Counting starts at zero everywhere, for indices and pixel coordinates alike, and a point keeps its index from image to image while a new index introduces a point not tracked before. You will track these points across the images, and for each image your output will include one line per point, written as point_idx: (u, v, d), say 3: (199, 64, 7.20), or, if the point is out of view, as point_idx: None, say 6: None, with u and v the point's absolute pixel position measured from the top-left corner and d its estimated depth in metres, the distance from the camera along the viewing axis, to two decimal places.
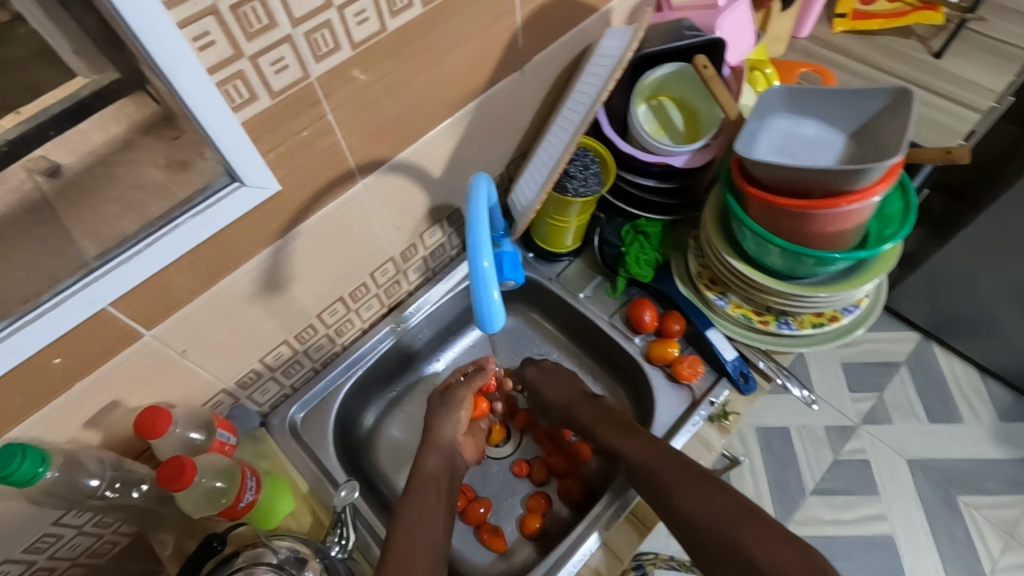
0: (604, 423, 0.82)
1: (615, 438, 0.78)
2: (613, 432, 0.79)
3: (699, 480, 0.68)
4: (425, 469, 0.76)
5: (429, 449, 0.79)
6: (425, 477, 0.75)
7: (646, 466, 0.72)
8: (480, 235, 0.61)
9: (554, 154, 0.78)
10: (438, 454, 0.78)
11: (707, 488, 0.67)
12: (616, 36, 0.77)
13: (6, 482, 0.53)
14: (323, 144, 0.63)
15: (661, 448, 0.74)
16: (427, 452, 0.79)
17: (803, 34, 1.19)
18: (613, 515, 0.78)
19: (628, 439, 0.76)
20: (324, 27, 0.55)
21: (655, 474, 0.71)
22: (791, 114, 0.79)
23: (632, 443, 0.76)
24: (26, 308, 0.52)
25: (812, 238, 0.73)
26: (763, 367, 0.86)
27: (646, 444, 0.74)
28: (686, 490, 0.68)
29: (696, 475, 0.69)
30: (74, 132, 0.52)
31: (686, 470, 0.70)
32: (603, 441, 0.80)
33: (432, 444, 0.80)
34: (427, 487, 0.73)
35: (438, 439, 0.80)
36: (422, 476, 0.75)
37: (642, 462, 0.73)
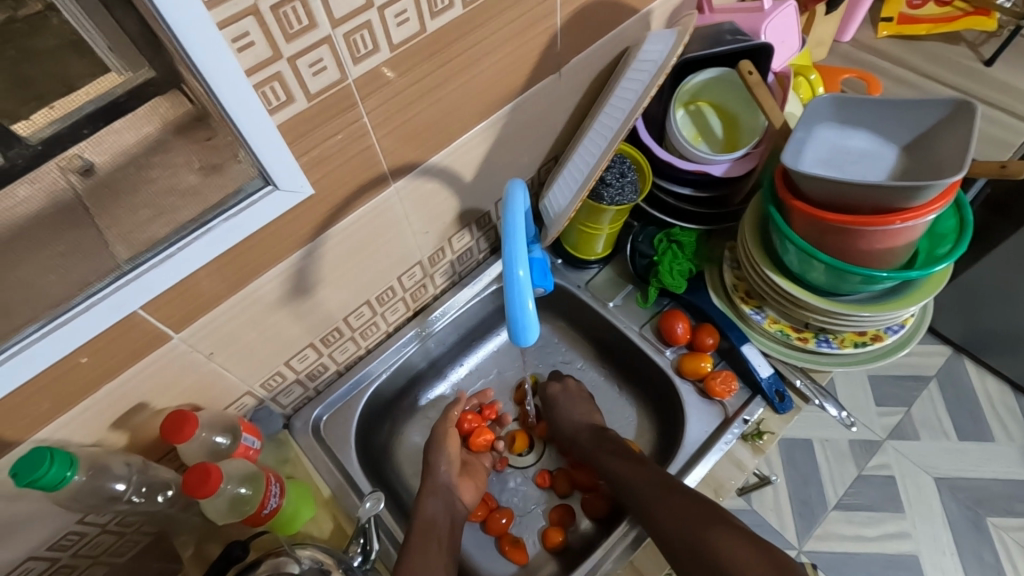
0: (604, 447, 0.82)
1: (607, 458, 0.80)
2: (624, 467, 0.77)
3: (681, 495, 0.69)
4: (424, 513, 0.74)
5: (425, 495, 0.77)
6: (425, 522, 0.73)
7: (631, 486, 0.74)
8: (515, 247, 0.58)
9: (590, 161, 0.75)
10: (438, 499, 0.77)
11: (686, 503, 0.68)
12: (659, 40, 0.74)
13: (34, 486, 0.52)
14: (357, 147, 0.62)
15: (649, 468, 0.74)
16: (427, 496, 0.77)
17: (846, 38, 1.14)
18: (637, 539, 0.76)
19: (618, 461, 0.78)
20: (364, 28, 0.53)
21: (639, 493, 0.72)
22: (841, 125, 0.75)
23: (624, 465, 0.77)
24: (58, 310, 0.52)
25: (860, 255, 0.70)
26: (800, 386, 0.82)
27: (635, 466, 0.75)
28: (667, 506, 0.68)
29: (678, 491, 0.69)
30: (108, 131, 0.49)
31: (669, 487, 0.70)
32: (598, 463, 0.81)
33: (429, 488, 0.78)
34: (426, 535, 0.71)
35: (433, 483, 0.79)
36: (423, 520, 0.73)
37: (630, 482, 0.74)
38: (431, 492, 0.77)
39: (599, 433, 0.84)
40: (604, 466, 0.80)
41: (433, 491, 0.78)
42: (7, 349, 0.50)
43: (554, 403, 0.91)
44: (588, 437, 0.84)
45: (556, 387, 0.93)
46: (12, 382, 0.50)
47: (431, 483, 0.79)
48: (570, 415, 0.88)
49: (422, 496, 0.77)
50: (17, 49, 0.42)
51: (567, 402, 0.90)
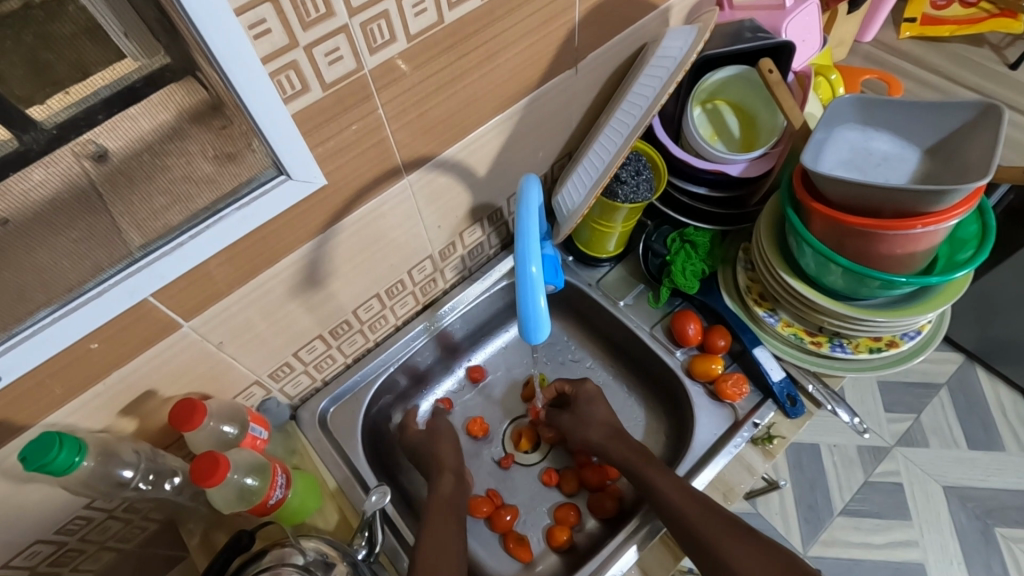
0: (664, 477, 0.73)
1: (672, 499, 0.70)
2: (639, 462, 0.77)
3: (766, 553, 0.62)
4: (441, 495, 0.76)
5: (441, 472, 0.80)
6: (444, 501, 0.75)
7: (704, 536, 0.65)
8: (529, 243, 0.58)
9: (604, 158, 0.75)
10: (450, 477, 0.79)
11: (773, 564, 0.61)
12: (679, 37, 0.73)
13: (43, 471, 0.52)
14: (372, 140, 0.61)
15: (728, 520, 0.66)
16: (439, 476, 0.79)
17: (867, 39, 1.13)
18: (648, 535, 0.76)
19: (683, 503, 0.69)
20: (381, 18, 0.52)
21: (715, 548, 0.64)
22: (863, 126, 0.74)
23: (702, 514, 0.67)
24: (71, 295, 0.52)
25: (879, 259, 0.68)
26: (812, 391, 0.81)
27: (708, 515, 0.67)
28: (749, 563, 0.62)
29: (759, 547, 0.63)
30: (124, 117, 0.48)
31: (749, 541, 0.64)
32: (656, 500, 0.72)
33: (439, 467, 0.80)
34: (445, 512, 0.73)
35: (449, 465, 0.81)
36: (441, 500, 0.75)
37: (703, 534, 0.66)
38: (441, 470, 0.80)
39: (611, 431, 0.83)
40: (666, 506, 0.70)
41: (446, 470, 0.80)
42: (19, 332, 0.50)
43: (586, 408, 0.87)
44: (601, 437, 0.82)
45: (585, 391, 0.89)
46: (24, 365, 0.51)
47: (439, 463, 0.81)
48: (604, 420, 0.85)
49: (437, 474, 0.79)
50: (35, 36, 0.42)
51: (600, 406, 0.87)
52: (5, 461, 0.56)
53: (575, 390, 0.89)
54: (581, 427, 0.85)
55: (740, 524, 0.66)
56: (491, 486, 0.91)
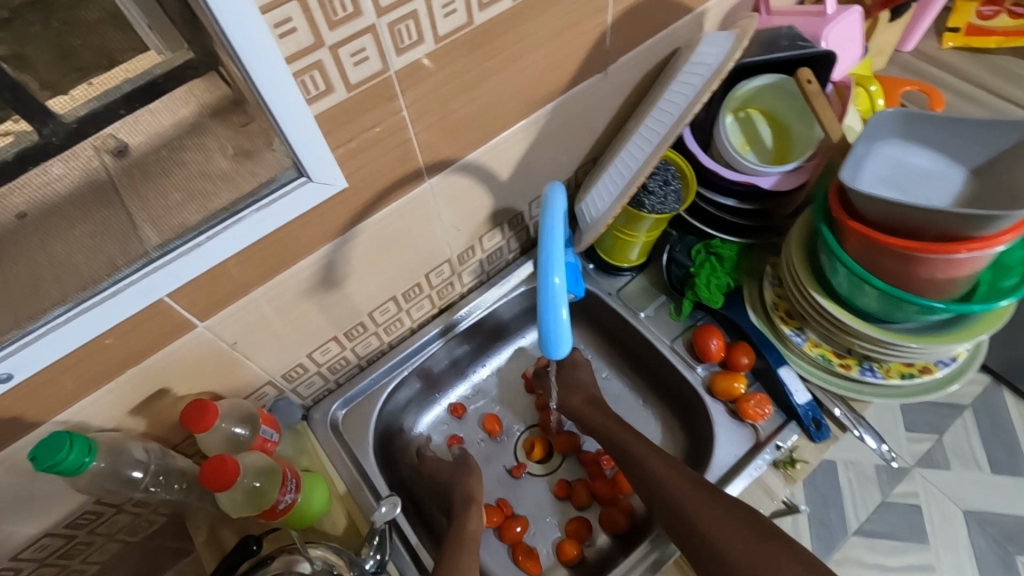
0: (673, 475, 0.70)
1: (685, 501, 0.67)
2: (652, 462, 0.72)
3: (736, 513, 0.64)
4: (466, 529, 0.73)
5: (466, 502, 0.77)
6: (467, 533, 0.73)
7: (676, 501, 0.67)
8: (553, 254, 0.56)
9: (632, 166, 0.72)
10: (475, 507, 0.77)
11: (743, 522, 0.63)
12: (714, 43, 0.71)
13: (53, 471, 0.51)
14: (394, 141, 0.60)
15: (744, 519, 0.63)
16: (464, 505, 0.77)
17: (907, 48, 1.09)
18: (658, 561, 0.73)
19: (697, 504, 0.65)
20: (409, 18, 0.50)
21: (686, 511, 0.66)
22: (905, 143, 0.71)
23: (718, 515, 0.64)
24: (85, 294, 0.51)
25: (917, 283, 0.65)
26: (839, 415, 0.78)
27: (680, 479, 0.69)
28: (775, 568, 0.59)
29: (785, 550, 0.60)
30: (145, 111, 0.48)
31: (774, 544, 0.61)
32: (668, 502, 0.68)
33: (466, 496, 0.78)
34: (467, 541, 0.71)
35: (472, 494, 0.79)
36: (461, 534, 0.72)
37: (675, 498, 0.67)
38: (467, 499, 0.78)
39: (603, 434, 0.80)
40: (677, 508, 0.67)
41: (466, 499, 0.78)
42: (32, 330, 0.49)
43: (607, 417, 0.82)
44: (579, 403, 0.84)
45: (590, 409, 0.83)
46: (37, 363, 0.50)
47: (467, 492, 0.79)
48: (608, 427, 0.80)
49: (463, 503, 0.77)
50: (62, 22, 0.41)
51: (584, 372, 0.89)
52: (16, 456, 0.56)
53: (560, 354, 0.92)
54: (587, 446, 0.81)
55: (757, 523, 0.63)
56: (500, 494, 0.90)
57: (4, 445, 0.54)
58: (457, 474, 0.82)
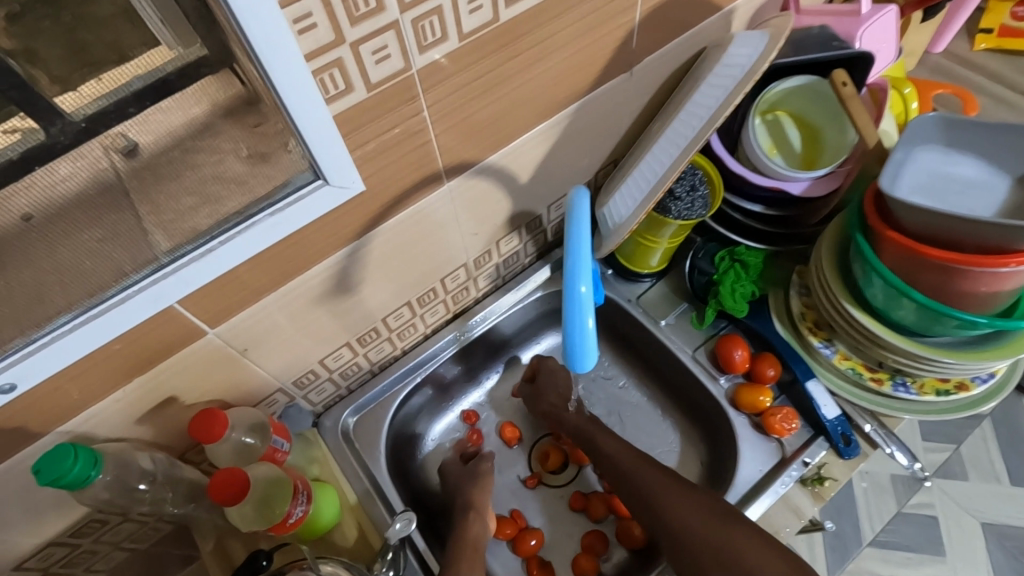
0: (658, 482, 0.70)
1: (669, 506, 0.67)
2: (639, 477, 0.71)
3: (700, 499, 0.66)
4: (469, 533, 0.72)
5: (469, 511, 0.75)
6: (469, 541, 0.71)
7: (643, 489, 0.70)
8: (580, 261, 0.54)
9: (659, 171, 0.70)
10: (477, 517, 0.74)
11: (707, 507, 0.65)
12: (747, 43, 0.68)
13: (58, 485, 0.49)
14: (414, 143, 0.57)
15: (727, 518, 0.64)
16: (465, 514, 0.75)
17: (938, 49, 1.05)
18: None
19: (682, 509, 0.66)
20: (433, 14, 0.48)
21: (652, 499, 0.69)
22: (946, 149, 0.68)
23: (704, 518, 0.64)
24: (92, 301, 0.49)
25: (959, 297, 0.62)
26: (870, 431, 0.75)
27: (648, 469, 0.72)
28: (733, 545, 0.62)
29: (744, 529, 0.63)
30: (155, 110, 0.44)
31: (733, 525, 0.63)
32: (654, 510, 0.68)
33: (468, 506, 0.76)
34: (469, 552, 0.69)
35: (478, 502, 0.77)
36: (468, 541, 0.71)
37: (643, 488, 0.70)
38: (468, 509, 0.75)
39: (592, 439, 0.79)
40: (665, 515, 0.67)
41: (470, 507, 0.76)
42: (37, 339, 0.47)
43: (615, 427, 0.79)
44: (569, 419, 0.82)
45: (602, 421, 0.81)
46: (41, 373, 0.48)
47: (469, 502, 0.76)
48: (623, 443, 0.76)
49: (464, 512, 0.75)
50: (72, 16, 0.38)
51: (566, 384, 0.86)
52: (20, 466, 0.54)
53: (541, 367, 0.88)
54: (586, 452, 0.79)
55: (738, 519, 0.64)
56: (513, 505, 0.87)
57: (7, 456, 0.52)
58: (464, 483, 0.80)
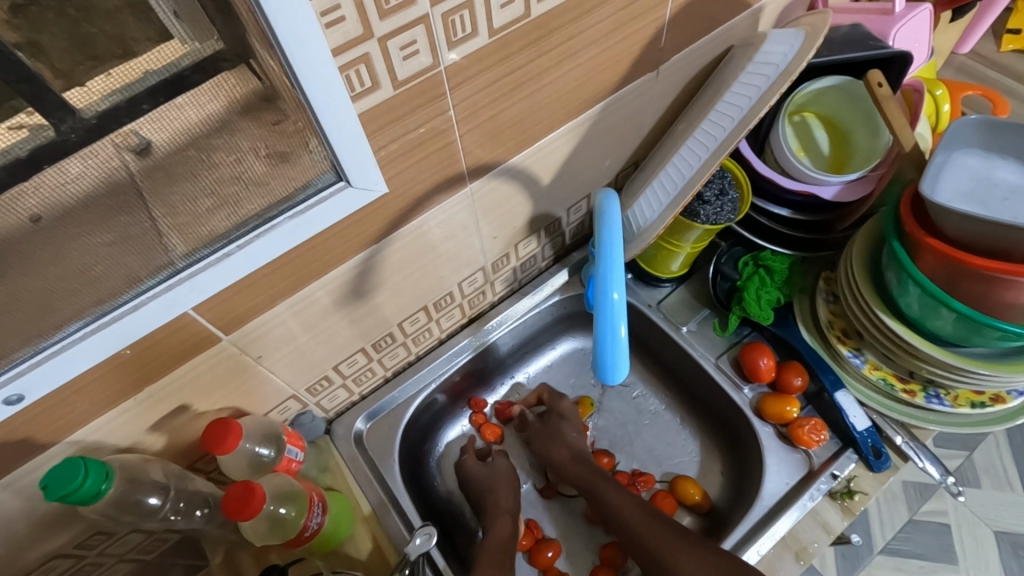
0: (644, 515, 0.69)
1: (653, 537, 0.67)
2: (628, 507, 0.71)
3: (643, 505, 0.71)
4: (498, 535, 0.70)
5: (498, 514, 0.74)
6: (497, 543, 0.69)
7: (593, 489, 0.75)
8: (613, 265, 0.51)
9: (687, 173, 0.67)
10: (508, 518, 0.73)
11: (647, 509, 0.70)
12: (782, 41, 0.65)
13: (68, 500, 0.46)
14: (438, 143, 0.55)
15: (719, 557, 0.62)
16: (496, 518, 0.73)
17: (964, 49, 1.03)
18: None
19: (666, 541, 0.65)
20: (464, 8, 0.45)
21: (601, 495, 0.73)
22: (986, 153, 0.66)
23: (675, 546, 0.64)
24: (104, 308, 0.47)
25: (1001, 307, 0.60)
26: (901, 443, 0.72)
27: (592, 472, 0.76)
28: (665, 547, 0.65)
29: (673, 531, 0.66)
30: (170, 107, 0.41)
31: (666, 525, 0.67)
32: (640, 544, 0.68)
33: (500, 509, 0.75)
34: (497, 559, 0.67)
35: (504, 504, 0.76)
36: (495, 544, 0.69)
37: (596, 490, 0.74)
38: (500, 512, 0.74)
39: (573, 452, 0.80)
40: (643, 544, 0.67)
41: (503, 512, 0.74)
42: (45, 348, 0.45)
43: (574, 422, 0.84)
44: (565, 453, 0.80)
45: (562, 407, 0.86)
46: (50, 383, 0.46)
47: (500, 505, 0.75)
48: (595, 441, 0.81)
49: (495, 515, 0.74)
50: (78, 7, 0.35)
51: (567, 419, 0.85)
52: (26, 478, 0.52)
53: (551, 403, 0.87)
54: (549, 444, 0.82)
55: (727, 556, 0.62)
56: (530, 514, 0.85)
57: (13, 468, 0.50)
58: (490, 484, 0.79)
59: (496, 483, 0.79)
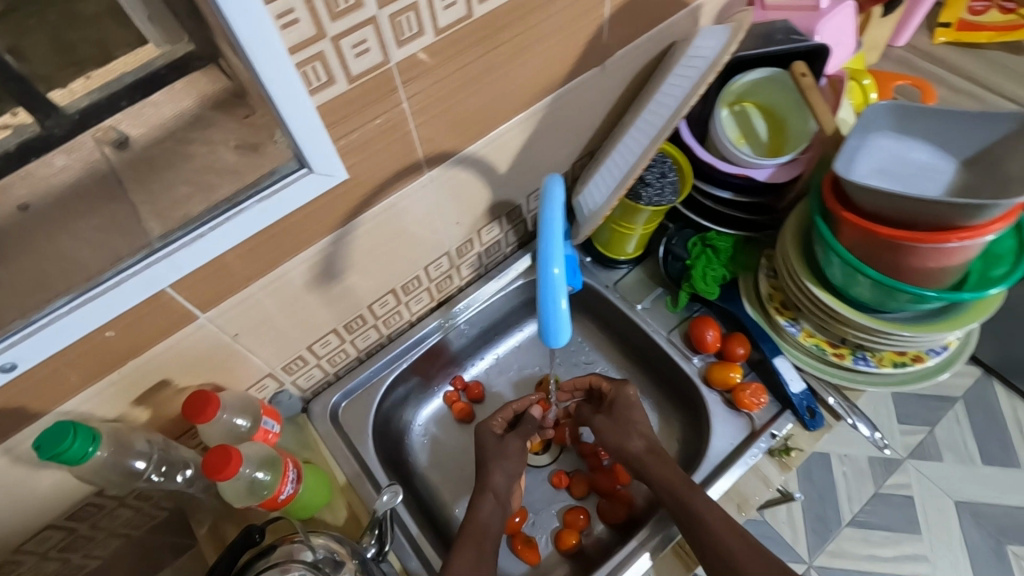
0: (739, 540, 0.63)
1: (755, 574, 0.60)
2: (720, 528, 0.64)
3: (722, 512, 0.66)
4: (477, 518, 0.69)
5: (483, 492, 0.72)
6: (478, 530, 0.68)
7: (668, 483, 0.70)
8: (553, 243, 0.57)
9: (630, 158, 0.73)
10: (492, 498, 0.72)
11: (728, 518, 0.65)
12: (711, 36, 0.71)
13: (57, 460, 0.51)
14: (396, 133, 0.60)
15: None
16: (480, 495, 0.72)
17: (900, 42, 1.11)
18: (665, 538, 0.73)
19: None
20: (410, 10, 0.51)
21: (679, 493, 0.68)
22: (899, 135, 0.72)
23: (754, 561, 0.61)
24: (89, 284, 0.50)
25: (911, 272, 0.66)
26: (833, 404, 0.79)
27: (665, 464, 0.72)
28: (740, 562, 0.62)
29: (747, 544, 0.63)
30: (147, 103, 0.51)
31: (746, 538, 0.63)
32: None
33: (485, 487, 0.73)
34: (478, 543, 0.66)
35: (496, 484, 0.73)
36: (476, 525, 0.68)
37: (670, 483, 0.70)
38: (485, 489, 0.72)
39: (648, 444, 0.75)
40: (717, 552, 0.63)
41: (490, 488, 0.72)
42: (36, 320, 0.49)
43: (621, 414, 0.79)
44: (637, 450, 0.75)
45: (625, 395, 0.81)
46: (40, 353, 0.50)
47: (486, 483, 0.73)
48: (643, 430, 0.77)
49: (480, 494, 0.72)
50: (58, 16, 0.43)
51: (638, 412, 0.79)
52: (21, 446, 0.56)
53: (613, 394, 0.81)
54: (615, 435, 0.77)
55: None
56: None
57: (9, 435, 0.54)
58: (490, 462, 0.76)
59: (489, 460, 0.76)
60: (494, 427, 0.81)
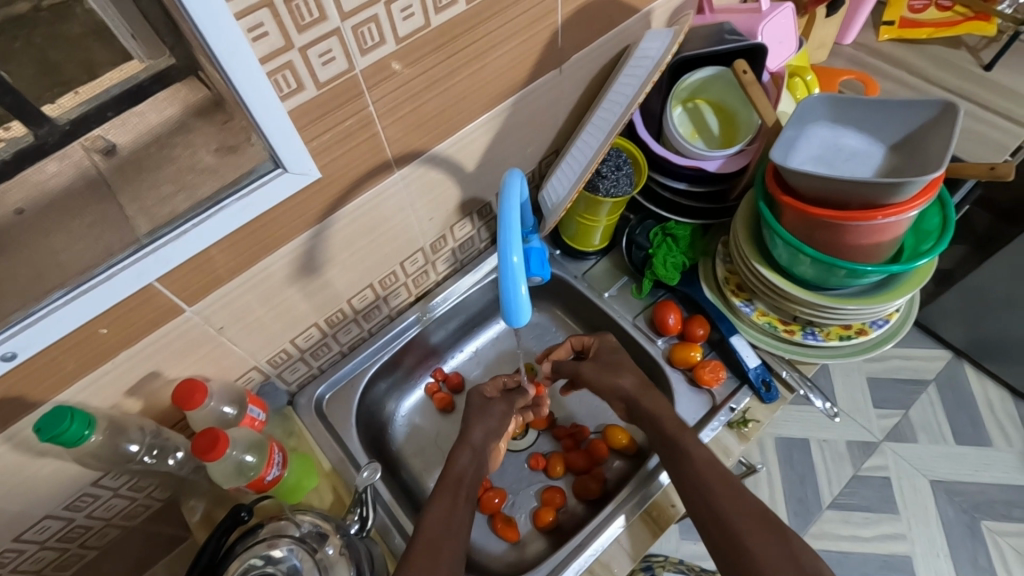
0: (719, 481, 0.67)
1: (726, 508, 0.65)
2: (699, 467, 0.69)
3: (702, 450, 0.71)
4: (455, 467, 0.74)
5: (462, 446, 0.77)
6: (454, 478, 0.73)
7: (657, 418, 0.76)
8: (511, 234, 0.61)
9: (587, 154, 0.78)
10: (469, 452, 0.76)
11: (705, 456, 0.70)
12: (656, 38, 0.77)
13: (55, 442, 0.56)
14: (365, 135, 0.65)
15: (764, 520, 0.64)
16: (459, 449, 0.77)
17: (847, 40, 1.16)
18: (640, 500, 0.79)
19: (734, 512, 0.65)
20: (371, 21, 0.56)
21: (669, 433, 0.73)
22: (833, 124, 0.78)
23: (722, 491, 0.66)
24: (82, 279, 0.55)
25: (847, 250, 0.72)
26: (786, 376, 0.84)
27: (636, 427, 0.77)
28: (708, 492, 0.67)
29: (717, 477, 0.68)
30: (132, 113, 0.55)
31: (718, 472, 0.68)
32: (708, 512, 0.66)
33: (464, 441, 0.78)
34: (454, 490, 0.71)
35: (474, 439, 0.78)
36: (454, 475, 0.73)
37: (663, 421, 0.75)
38: (464, 443, 0.77)
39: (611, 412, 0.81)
40: (688, 492, 0.68)
41: (467, 442, 0.77)
42: (34, 313, 0.53)
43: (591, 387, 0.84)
44: (626, 386, 0.80)
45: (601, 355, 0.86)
46: (40, 343, 0.54)
47: (465, 437, 0.78)
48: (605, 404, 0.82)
49: (460, 446, 0.77)
50: (43, 38, 0.47)
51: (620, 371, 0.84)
52: (21, 434, 0.60)
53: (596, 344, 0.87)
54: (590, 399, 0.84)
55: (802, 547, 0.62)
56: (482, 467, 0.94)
57: (9, 423, 0.58)
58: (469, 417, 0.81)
59: (470, 417, 0.81)
60: (486, 391, 0.86)
